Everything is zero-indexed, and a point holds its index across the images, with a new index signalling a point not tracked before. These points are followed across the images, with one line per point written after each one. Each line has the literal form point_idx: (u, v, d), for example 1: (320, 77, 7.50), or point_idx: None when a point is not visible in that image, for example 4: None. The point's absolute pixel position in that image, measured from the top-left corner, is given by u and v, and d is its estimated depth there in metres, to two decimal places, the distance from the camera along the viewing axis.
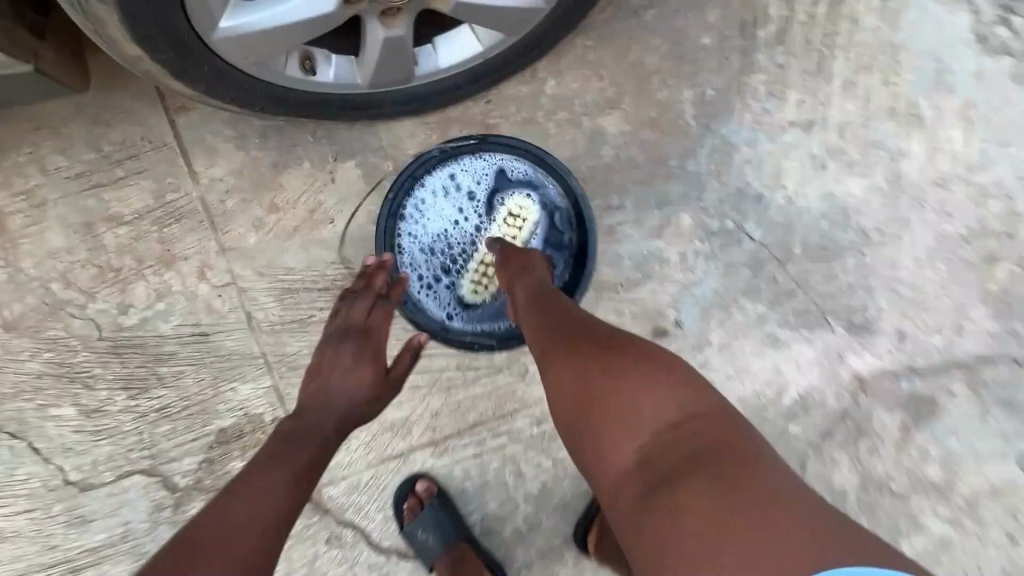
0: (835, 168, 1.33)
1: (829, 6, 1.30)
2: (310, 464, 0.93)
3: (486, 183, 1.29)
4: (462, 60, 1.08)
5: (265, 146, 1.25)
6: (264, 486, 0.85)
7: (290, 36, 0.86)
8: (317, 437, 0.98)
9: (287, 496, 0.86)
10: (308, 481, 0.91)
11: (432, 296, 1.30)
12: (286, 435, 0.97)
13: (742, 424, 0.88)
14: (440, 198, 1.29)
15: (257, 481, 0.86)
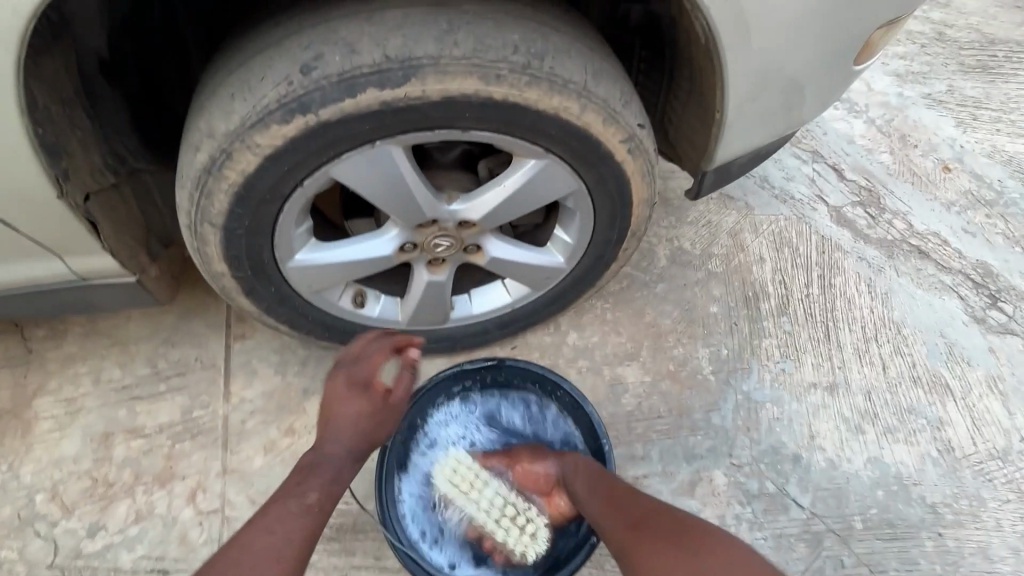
0: (874, 433, 1.27)
1: (823, 288, 1.47)
2: (319, 497, 0.83)
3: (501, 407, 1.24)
4: (492, 308, 1.21)
5: (300, 371, 1.31)
6: (272, 522, 0.78)
7: (349, 271, 1.03)
8: (332, 471, 0.87)
9: (293, 535, 0.78)
10: (314, 517, 0.81)
11: (433, 537, 1.14)
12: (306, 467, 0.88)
13: None
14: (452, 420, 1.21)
15: (264, 517, 0.79)
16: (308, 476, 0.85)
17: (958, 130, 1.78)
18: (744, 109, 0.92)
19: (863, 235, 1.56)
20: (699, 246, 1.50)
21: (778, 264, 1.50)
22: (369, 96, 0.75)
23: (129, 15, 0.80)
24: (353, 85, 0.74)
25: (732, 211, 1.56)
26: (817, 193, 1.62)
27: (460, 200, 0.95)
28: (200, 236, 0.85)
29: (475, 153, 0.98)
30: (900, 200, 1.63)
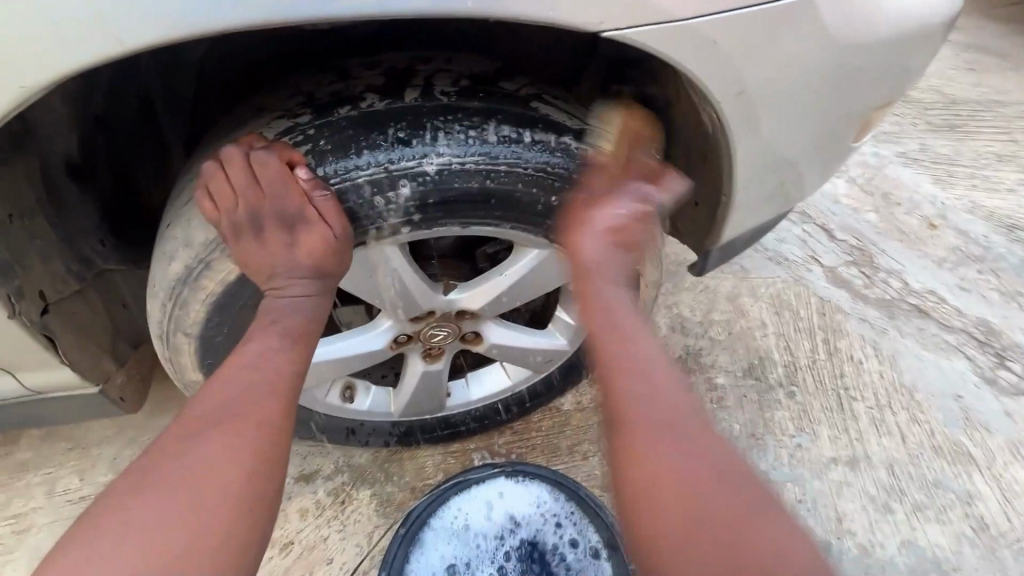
0: (903, 512, 1.20)
1: (829, 353, 1.43)
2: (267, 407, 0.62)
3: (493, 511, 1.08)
4: (493, 393, 1.14)
5: (283, 472, 1.20)
6: (196, 450, 0.58)
7: (339, 368, 0.95)
8: (267, 372, 0.65)
9: (236, 446, 0.59)
10: (253, 421, 0.61)
11: None
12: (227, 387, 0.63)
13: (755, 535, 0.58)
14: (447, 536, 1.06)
15: (188, 438, 0.59)
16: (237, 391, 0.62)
17: (937, 186, 1.82)
18: (749, 192, 0.90)
19: (861, 295, 1.54)
20: (699, 313, 1.46)
21: (781, 330, 1.46)
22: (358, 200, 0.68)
23: (103, 115, 0.75)
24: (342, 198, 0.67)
25: (729, 276, 1.54)
26: (811, 254, 1.61)
27: (459, 288, 0.89)
28: (172, 347, 0.76)
29: (471, 241, 0.93)
30: (893, 259, 1.63)
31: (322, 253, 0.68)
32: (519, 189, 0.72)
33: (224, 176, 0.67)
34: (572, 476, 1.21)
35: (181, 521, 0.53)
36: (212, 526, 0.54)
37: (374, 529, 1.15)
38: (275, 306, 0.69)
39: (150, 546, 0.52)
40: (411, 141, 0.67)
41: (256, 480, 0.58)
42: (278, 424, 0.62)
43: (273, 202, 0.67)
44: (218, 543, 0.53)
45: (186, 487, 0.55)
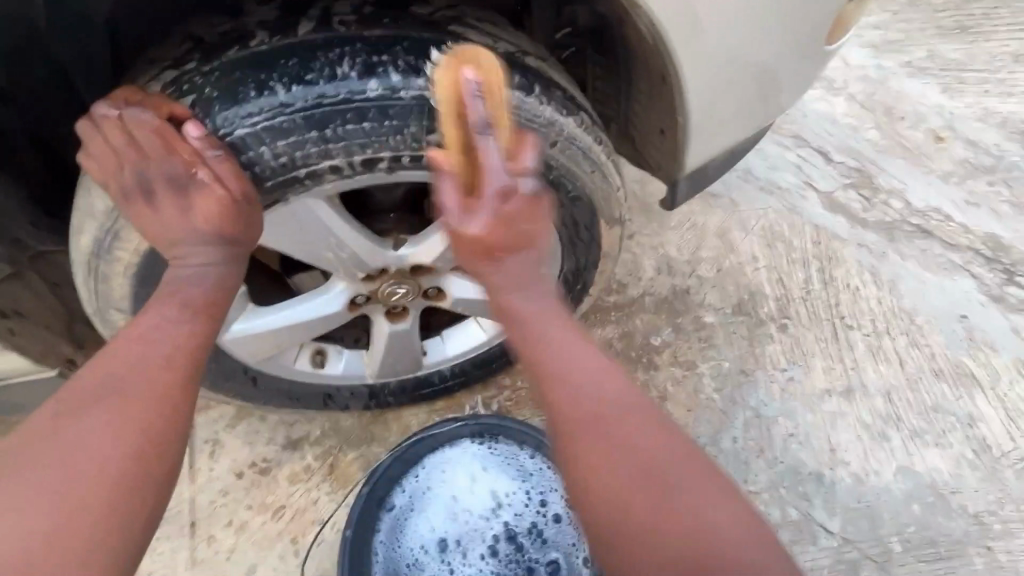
0: (900, 440, 1.18)
1: (824, 283, 1.36)
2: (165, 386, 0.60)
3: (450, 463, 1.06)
4: (469, 348, 1.11)
5: (270, 441, 1.21)
6: (86, 426, 0.57)
7: (298, 333, 0.93)
8: (169, 349, 0.63)
9: (127, 425, 0.57)
10: (148, 401, 0.59)
11: None
12: (130, 355, 0.61)
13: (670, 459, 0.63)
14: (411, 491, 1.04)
15: (83, 410, 0.58)
16: (138, 366, 0.61)
17: (945, 96, 1.68)
18: (708, 110, 0.84)
19: (860, 220, 1.45)
20: (686, 252, 1.39)
21: (773, 262, 1.39)
22: (259, 153, 0.63)
23: (4, 86, 0.69)
24: (239, 150, 0.63)
25: (718, 210, 1.45)
26: (805, 180, 1.52)
27: (408, 243, 0.84)
28: (110, 323, 0.74)
29: (418, 191, 0.87)
30: (895, 178, 1.52)
31: (216, 214, 0.64)
32: (438, 126, 0.65)
33: (103, 140, 0.64)
34: None
35: (63, 499, 0.53)
36: (93, 505, 0.53)
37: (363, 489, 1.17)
38: (178, 276, 0.67)
39: (28, 525, 0.51)
40: (311, 78, 0.61)
41: (147, 461, 0.57)
42: (170, 401, 0.60)
43: (164, 165, 0.64)
44: (96, 526, 0.53)
45: (70, 463, 0.55)
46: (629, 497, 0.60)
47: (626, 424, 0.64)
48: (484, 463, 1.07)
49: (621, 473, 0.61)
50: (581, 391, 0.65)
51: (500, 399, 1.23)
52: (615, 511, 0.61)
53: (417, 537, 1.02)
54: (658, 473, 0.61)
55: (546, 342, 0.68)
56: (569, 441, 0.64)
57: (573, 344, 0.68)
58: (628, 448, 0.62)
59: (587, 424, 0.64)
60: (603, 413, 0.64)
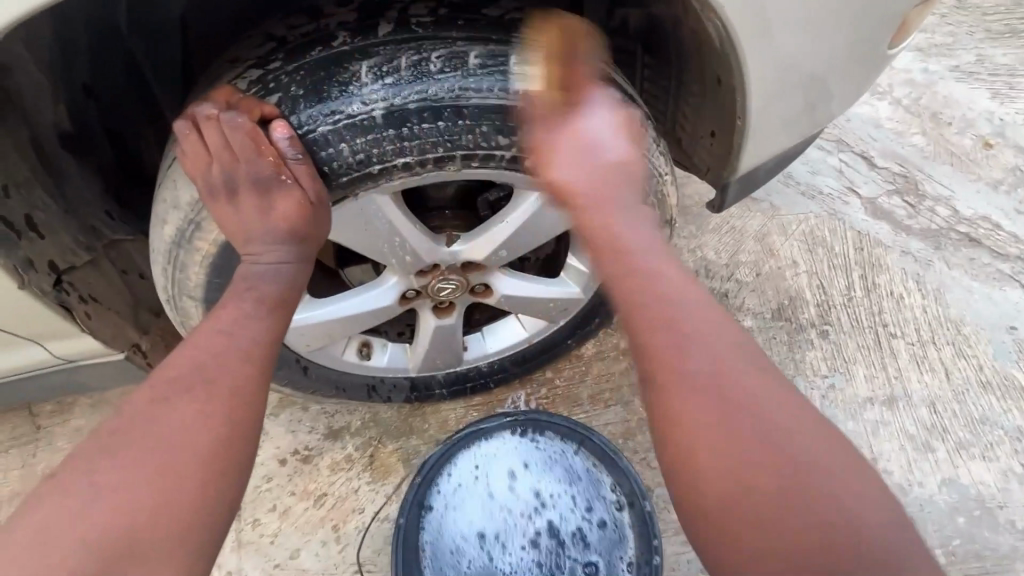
0: (944, 451, 1.16)
1: (867, 290, 1.34)
2: (249, 374, 0.63)
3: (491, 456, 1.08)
4: (509, 345, 1.13)
5: (313, 430, 1.24)
6: (182, 411, 0.59)
7: (350, 325, 0.95)
8: (251, 339, 0.66)
9: (219, 410, 0.60)
10: (235, 387, 0.62)
11: None
12: (215, 344, 0.64)
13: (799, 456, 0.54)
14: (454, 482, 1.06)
15: (176, 396, 0.60)
16: (222, 354, 0.63)
17: (995, 102, 1.64)
18: (767, 112, 0.84)
19: (904, 227, 1.43)
20: (725, 256, 1.39)
21: (813, 267, 1.38)
22: (334, 151, 0.65)
23: (89, 81, 0.72)
24: (315, 147, 0.65)
25: (758, 215, 1.44)
26: (847, 185, 1.50)
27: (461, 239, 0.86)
28: (182, 309, 0.77)
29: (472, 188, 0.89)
30: (941, 185, 1.50)
31: (296, 214, 0.67)
32: (506, 126, 0.67)
33: (197, 139, 0.67)
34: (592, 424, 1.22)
35: (151, 492, 0.55)
36: (188, 486, 0.56)
37: (402, 480, 1.19)
38: (251, 272, 0.70)
39: (129, 501, 0.54)
40: (387, 78, 0.63)
41: (236, 443, 0.60)
42: (245, 402, 0.62)
43: (251, 166, 0.67)
44: (193, 504, 0.56)
45: (165, 446, 0.57)
46: (763, 498, 0.52)
47: (754, 407, 0.54)
48: (524, 456, 1.08)
49: (766, 465, 0.52)
50: (698, 372, 0.55)
51: (538, 396, 1.24)
52: (762, 524, 0.51)
53: (458, 528, 1.04)
54: (791, 461, 0.52)
55: (658, 313, 0.57)
56: (676, 426, 0.55)
57: (691, 302, 0.58)
58: (751, 445, 0.53)
59: (710, 400, 0.54)
60: (721, 390, 0.54)
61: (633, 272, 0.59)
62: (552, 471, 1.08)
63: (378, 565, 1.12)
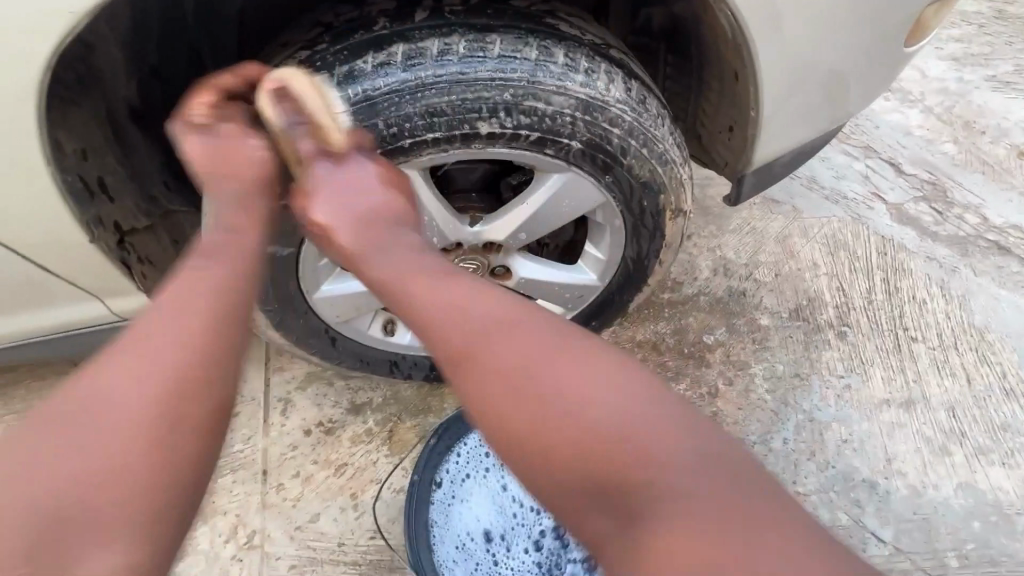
0: (962, 456, 1.15)
1: (888, 294, 1.34)
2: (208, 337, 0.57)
3: None
4: None
5: (337, 404, 1.30)
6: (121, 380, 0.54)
7: (376, 299, 1.01)
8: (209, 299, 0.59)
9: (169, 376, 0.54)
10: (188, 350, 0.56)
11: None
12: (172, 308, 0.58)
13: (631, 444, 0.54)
14: (466, 465, 1.09)
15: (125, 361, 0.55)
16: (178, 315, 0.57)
17: None
18: (783, 105, 0.87)
19: (930, 233, 1.42)
20: (744, 256, 1.40)
21: (834, 269, 1.38)
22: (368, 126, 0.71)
23: (157, 64, 0.80)
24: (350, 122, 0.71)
25: (779, 217, 1.45)
26: (872, 191, 1.50)
27: (482, 222, 0.91)
28: None
29: (496, 173, 0.94)
30: (971, 193, 1.48)
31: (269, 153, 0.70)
32: (525, 107, 0.72)
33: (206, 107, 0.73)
34: None
35: (115, 450, 0.51)
36: (135, 459, 0.51)
37: (418, 456, 1.24)
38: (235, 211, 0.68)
39: (79, 469, 0.50)
40: (420, 59, 0.70)
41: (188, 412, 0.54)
42: (214, 351, 0.57)
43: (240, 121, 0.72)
44: (143, 476, 0.51)
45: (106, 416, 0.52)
46: (587, 473, 0.54)
47: (577, 392, 0.56)
48: None
49: (527, 435, 0.56)
50: (444, 323, 0.60)
51: None
52: (550, 488, 0.56)
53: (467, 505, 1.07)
54: (621, 444, 0.54)
55: (400, 273, 0.63)
56: (474, 398, 0.59)
57: (467, 288, 0.63)
58: (572, 421, 0.55)
59: (465, 368, 0.59)
60: (457, 345, 0.60)
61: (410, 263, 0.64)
62: None
63: (392, 533, 1.17)
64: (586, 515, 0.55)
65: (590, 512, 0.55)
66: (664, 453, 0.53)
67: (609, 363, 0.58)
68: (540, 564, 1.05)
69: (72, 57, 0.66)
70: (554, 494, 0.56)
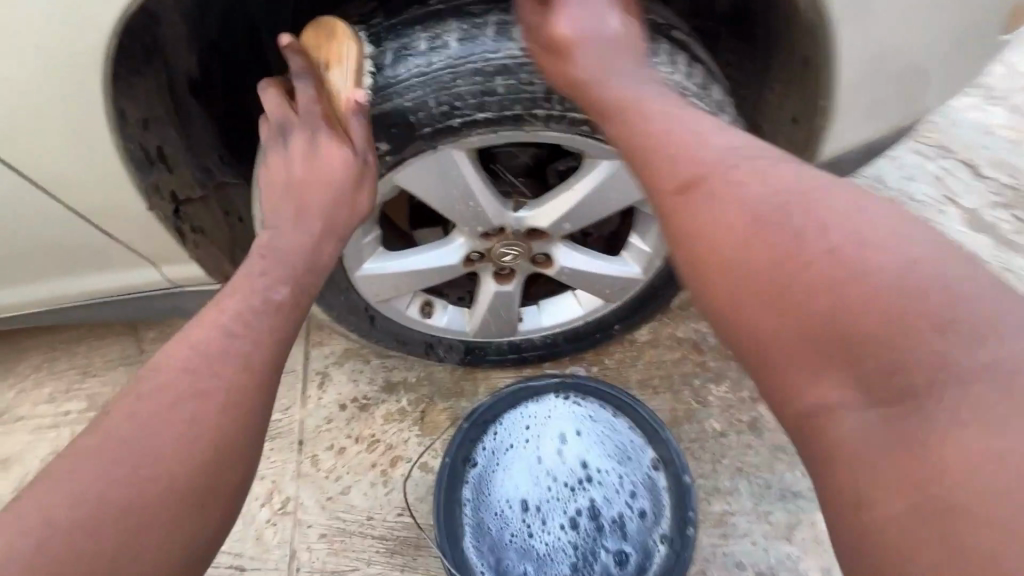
0: None
1: None
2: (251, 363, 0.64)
3: (544, 418, 1.10)
4: (563, 320, 1.16)
5: (373, 381, 1.32)
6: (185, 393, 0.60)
7: (416, 280, 1.01)
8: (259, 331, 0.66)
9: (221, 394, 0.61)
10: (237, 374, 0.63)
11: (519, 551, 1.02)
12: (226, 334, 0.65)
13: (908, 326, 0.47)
14: (507, 434, 1.09)
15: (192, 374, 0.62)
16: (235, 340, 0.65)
17: None
18: (858, 96, 0.81)
19: (1007, 243, 1.32)
20: None
21: None
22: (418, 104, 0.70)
23: (217, 39, 0.81)
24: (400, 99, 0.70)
25: None
26: (945, 194, 1.39)
27: (527, 207, 0.91)
28: None
29: (544, 157, 0.91)
30: None
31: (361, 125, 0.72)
32: None
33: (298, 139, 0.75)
34: None
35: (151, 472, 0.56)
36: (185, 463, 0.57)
37: (449, 440, 1.25)
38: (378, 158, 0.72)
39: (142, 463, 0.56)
40: (474, 37, 0.68)
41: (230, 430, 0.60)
42: (243, 399, 0.61)
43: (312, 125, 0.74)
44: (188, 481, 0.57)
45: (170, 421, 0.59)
46: (859, 359, 0.48)
47: (866, 254, 0.50)
48: (576, 423, 1.09)
49: (809, 316, 0.50)
50: (749, 210, 0.55)
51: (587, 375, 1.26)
52: (793, 374, 0.52)
53: (506, 475, 1.07)
54: (932, 338, 0.46)
55: (724, 161, 0.58)
56: (731, 275, 0.55)
57: (815, 193, 0.54)
58: (875, 300, 0.47)
59: (763, 245, 0.53)
60: (796, 231, 0.52)
61: (715, 162, 0.58)
62: (601, 443, 1.08)
63: (420, 512, 1.19)
64: (903, 416, 0.46)
65: (864, 427, 0.48)
66: (994, 372, 0.44)
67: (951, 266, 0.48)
68: (575, 545, 1.02)
69: (138, 27, 0.67)
70: (807, 380, 0.51)
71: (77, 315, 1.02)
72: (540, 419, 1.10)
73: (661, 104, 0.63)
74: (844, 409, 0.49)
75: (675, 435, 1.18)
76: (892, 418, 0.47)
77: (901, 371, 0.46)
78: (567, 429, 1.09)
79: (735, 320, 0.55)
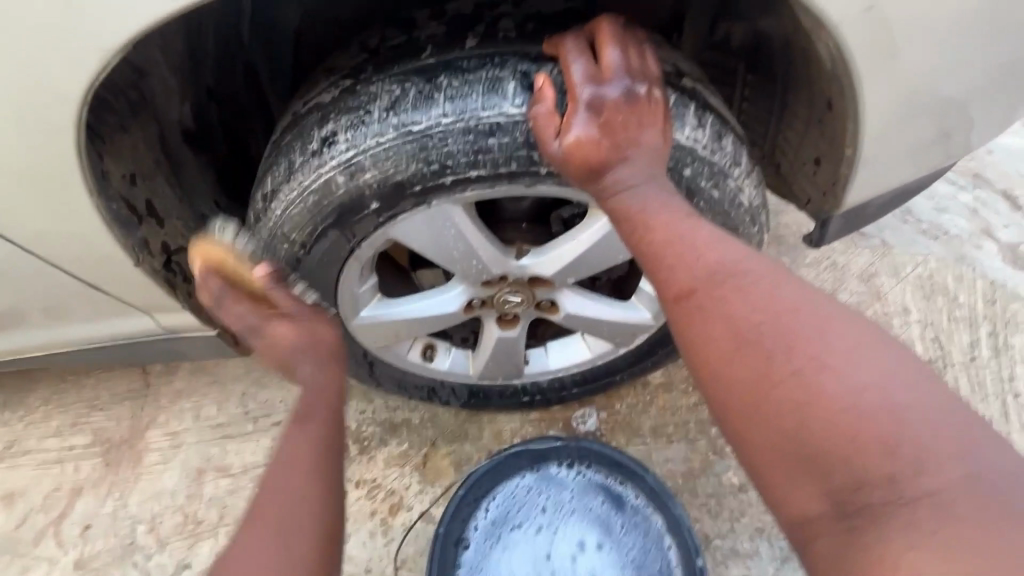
0: None
1: (996, 351, 1.18)
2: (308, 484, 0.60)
3: (555, 491, 1.05)
4: (570, 363, 1.10)
5: (375, 422, 1.27)
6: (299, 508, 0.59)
7: (416, 326, 0.96)
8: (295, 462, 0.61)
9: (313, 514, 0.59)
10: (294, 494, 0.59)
11: None
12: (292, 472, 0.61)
13: (870, 416, 0.43)
14: (515, 505, 1.04)
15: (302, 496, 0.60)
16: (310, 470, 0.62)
17: None
18: (886, 140, 0.75)
19: None
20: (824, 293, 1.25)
21: (928, 316, 1.22)
22: (409, 164, 0.66)
23: (213, 86, 0.79)
24: (382, 158, 0.66)
25: (865, 251, 1.29)
26: (982, 227, 1.31)
27: (531, 254, 0.85)
28: None
29: (547, 203, 0.88)
30: None
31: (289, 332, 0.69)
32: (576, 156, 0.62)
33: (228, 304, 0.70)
34: (653, 457, 1.15)
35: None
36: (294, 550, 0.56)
37: (452, 486, 1.20)
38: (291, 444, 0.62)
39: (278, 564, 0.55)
40: (464, 93, 0.64)
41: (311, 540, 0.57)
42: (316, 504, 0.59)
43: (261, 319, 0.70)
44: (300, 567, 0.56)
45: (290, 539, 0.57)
46: (832, 478, 0.44)
47: (812, 350, 0.47)
48: (587, 495, 1.04)
49: (789, 431, 0.46)
50: (739, 317, 0.50)
51: (598, 420, 1.19)
52: (775, 485, 0.47)
53: (508, 545, 1.02)
54: (898, 468, 0.41)
55: (721, 270, 0.53)
56: (716, 378, 0.51)
57: (812, 313, 0.49)
58: (853, 428, 0.43)
59: (752, 356, 0.49)
60: (786, 344, 0.48)
61: (718, 265, 0.54)
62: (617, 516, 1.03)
63: (418, 568, 1.14)
64: (863, 531, 0.42)
65: (833, 541, 0.44)
66: (947, 504, 0.40)
67: (951, 414, 0.43)
68: None
69: (121, 83, 0.66)
70: (790, 492, 0.46)
71: (74, 359, 1.00)
72: (551, 492, 1.05)
73: (660, 199, 0.61)
74: (821, 520, 0.44)
75: (691, 488, 1.12)
76: (846, 513, 0.43)
77: (866, 487, 0.42)
78: (578, 502, 1.04)
79: (723, 420, 0.51)
